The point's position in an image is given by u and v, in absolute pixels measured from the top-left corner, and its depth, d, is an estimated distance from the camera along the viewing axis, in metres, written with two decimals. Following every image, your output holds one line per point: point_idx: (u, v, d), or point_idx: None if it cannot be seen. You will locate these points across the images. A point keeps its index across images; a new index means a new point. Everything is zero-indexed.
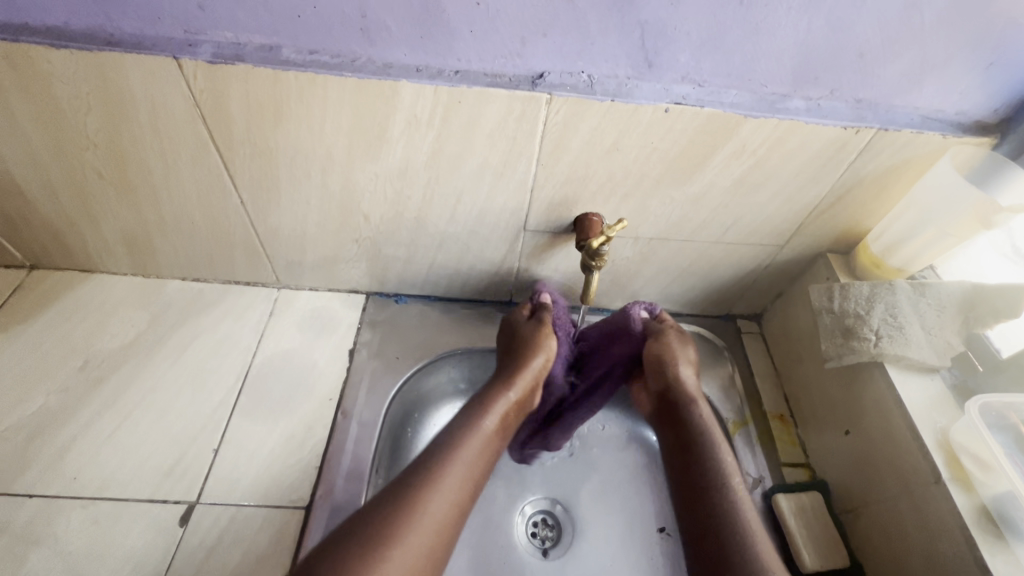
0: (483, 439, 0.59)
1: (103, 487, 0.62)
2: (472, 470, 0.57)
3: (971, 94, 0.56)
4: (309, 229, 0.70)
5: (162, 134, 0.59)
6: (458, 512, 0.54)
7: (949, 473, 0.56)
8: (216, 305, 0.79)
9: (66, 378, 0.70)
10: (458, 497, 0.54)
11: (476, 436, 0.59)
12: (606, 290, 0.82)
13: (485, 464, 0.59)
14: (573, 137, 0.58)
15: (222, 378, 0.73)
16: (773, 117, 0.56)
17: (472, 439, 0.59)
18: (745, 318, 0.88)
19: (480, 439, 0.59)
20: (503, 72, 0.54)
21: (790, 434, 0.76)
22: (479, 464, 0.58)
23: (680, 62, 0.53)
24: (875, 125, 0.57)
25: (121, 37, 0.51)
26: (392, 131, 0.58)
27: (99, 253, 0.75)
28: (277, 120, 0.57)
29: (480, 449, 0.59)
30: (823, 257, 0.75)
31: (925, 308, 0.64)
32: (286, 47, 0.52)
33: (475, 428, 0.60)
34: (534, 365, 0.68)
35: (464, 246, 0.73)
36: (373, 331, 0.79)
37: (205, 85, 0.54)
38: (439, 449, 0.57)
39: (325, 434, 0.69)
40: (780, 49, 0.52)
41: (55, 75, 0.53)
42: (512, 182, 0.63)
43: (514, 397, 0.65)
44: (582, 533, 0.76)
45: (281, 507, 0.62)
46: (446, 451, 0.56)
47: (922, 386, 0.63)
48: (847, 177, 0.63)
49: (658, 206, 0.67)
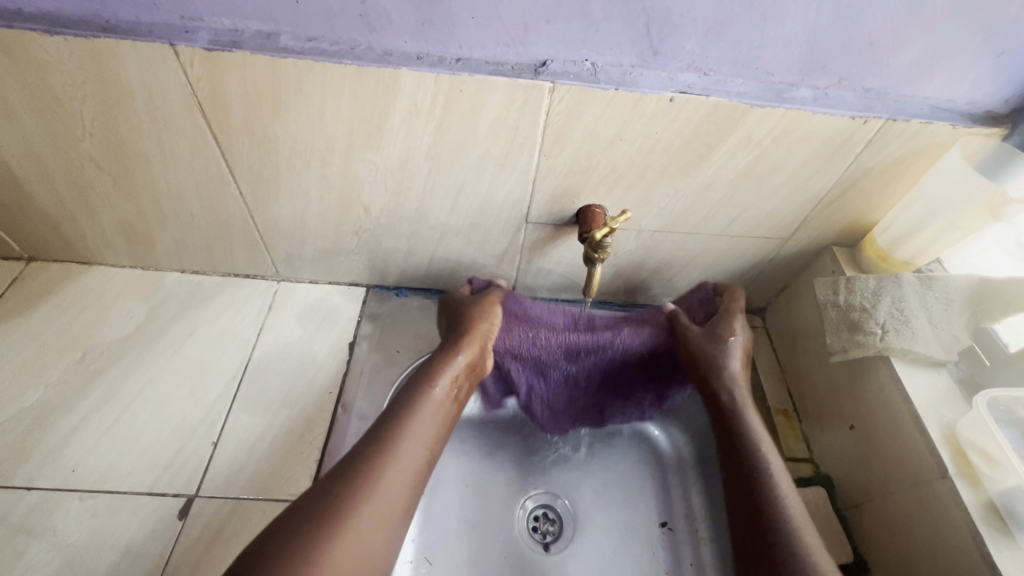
0: (433, 407, 0.56)
1: (101, 480, 0.62)
2: (423, 439, 0.53)
3: (982, 84, 0.55)
4: (309, 221, 0.70)
5: (160, 123, 0.58)
6: (414, 481, 0.51)
7: (956, 469, 0.55)
8: (215, 297, 0.78)
9: (64, 370, 0.70)
10: (413, 466, 0.51)
11: (427, 404, 0.56)
12: (609, 283, 0.81)
13: (441, 430, 0.56)
14: (576, 127, 0.57)
15: (221, 371, 0.72)
16: (780, 107, 0.55)
17: (421, 406, 0.55)
18: (750, 312, 0.87)
19: (432, 406, 0.56)
20: (505, 60, 0.53)
21: (794, 429, 0.76)
22: (434, 430, 0.55)
23: (685, 49, 0.52)
24: (884, 115, 0.56)
25: (116, 24, 0.50)
26: (392, 121, 0.57)
27: (97, 244, 0.75)
28: (276, 109, 0.56)
29: (432, 417, 0.55)
30: (829, 250, 0.74)
31: (932, 301, 0.64)
32: (284, 34, 0.51)
33: (424, 396, 0.56)
34: (480, 331, 0.64)
35: (465, 238, 0.72)
36: (374, 324, 0.78)
37: (203, 73, 0.53)
38: (385, 423, 0.53)
39: (324, 427, 0.68)
40: (788, 37, 0.51)
41: (51, 62, 0.52)
42: (514, 173, 0.62)
43: (465, 360, 0.61)
44: (584, 528, 0.75)
45: (280, 501, 0.62)
46: (391, 424, 0.53)
47: (929, 380, 0.62)
48: (854, 168, 0.62)
49: (662, 198, 0.66)
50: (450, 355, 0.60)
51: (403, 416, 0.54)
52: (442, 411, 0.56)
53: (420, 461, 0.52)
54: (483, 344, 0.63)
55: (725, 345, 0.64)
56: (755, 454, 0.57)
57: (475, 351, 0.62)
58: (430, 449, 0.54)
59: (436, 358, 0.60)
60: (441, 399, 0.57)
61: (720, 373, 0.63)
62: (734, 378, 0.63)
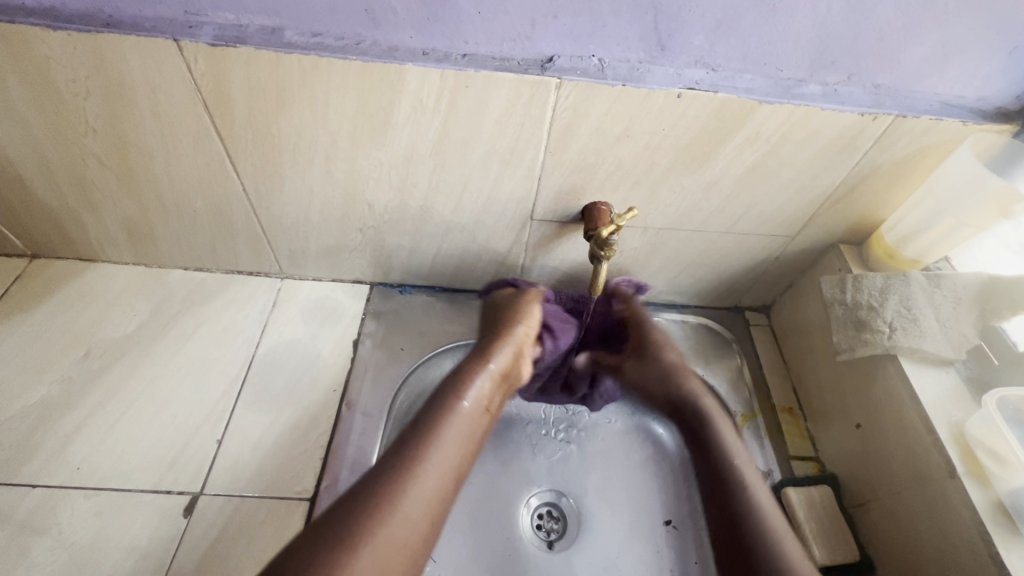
0: (466, 414, 0.58)
1: (106, 477, 0.62)
2: (457, 443, 0.55)
3: (992, 79, 0.54)
4: (313, 217, 0.69)
5: (163, 120, 0.58)
6: (449, 483, 0.53)
7: (964, 468, 0.55)
8: (219, 294, 0.78)
9: (68, 367, 0.70)
10: (448, 469, 0.53)
11: (457, 415, 0.57)
12: (614, 281, 0.81)
13: (475, 436, 0.58)
14: (582, 123, 0.57)
15: (225, 368, 0.72)
16: (789, 103, 0.54)
17: (455, 412, 0.57)
18: (754, 311, 0.87)
19: (466, 412, 0.58)
20: (512, 56, 0.52)
21: (799, 427, 0.75)
22: (468, 435, 0.57)
23: (694, 45, 0.51)
24: (894, 111, 0.56)
25: (119, 19, 0.50)
26: (397, 117, 0.56)
27: (101, 241, 0.74)
28: (280, 105, 0.56)
29: (466, 423, 0.57)
30: (836, 248, 0.73)
31: (940, 300, 0.63)
32: (289, 29, 0.51)
33: (457, 403, 0.58)
34: (514, 340, 0.67)
35: (470, 235, 0.72)
36: (378, 322, 0.78)
37: (206, 69, 0.52)
38: (416, 432, 0.54)
39: (329, 425, 0.68)
40: (798, 32, 0.50)
41: (54, 58, 0.52)
42: (520, 170, 0.62)
43: (495, 369, 0.63)
44: (589, 525, 0.75)
45: (286, 499, 0.62)
46: (421, 434, 0.54)
47: (937, 380, 0.61)
48: (862, 165, 0.62)
49: (668, 195, 0.65)
50: (481, 363, 0.62)
51: (437, 421, 0.56)
52: (475, 416, 0.58)
53: (454, 466, 0.54)
54: (514, 352, 0.66)
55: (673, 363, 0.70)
56: (728, 457, 0.61)
57: (506, 359, 0.65)
58: (466, 453, 0.56)
59: (468, 365, 0.63)
60: (475, 406, 0.59)
61: (683, 392, 0.68)
62: (702, 399, 0.67)
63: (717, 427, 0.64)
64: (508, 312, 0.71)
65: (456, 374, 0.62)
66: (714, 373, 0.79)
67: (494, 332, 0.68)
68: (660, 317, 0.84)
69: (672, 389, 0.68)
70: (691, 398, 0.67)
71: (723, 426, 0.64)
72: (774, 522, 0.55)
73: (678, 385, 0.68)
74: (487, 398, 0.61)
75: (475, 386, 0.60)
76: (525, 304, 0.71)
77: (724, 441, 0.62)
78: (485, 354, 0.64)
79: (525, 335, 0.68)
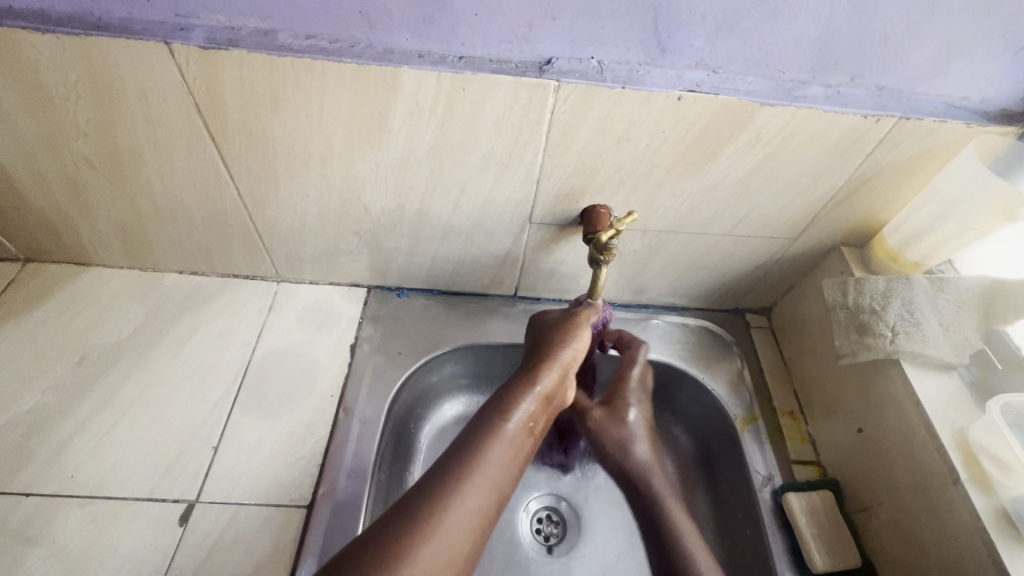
0: (505, 446, 0.52)
1: (100, 485, 0.61)
2: (492, 483, 0.50)
3: (997, 82, 0.54)
4: (309, 221, 0.68)
5: (155, 123, 0.57)
6: (475, 538, 0.48)
7: (968, 474, 0.55)
8: (215, 298, 0.77)
9: (62, 373, 0.69)
10: (478, 518, 0.48)
11: (501, 439, 0.53)
12: (614, 284, 0.80)
13: (519, 461, 0.53)
14: (581, 126, 0.56)
15: (221, 374, 0.71)
16: (791, 106, 0.54)
17: (490, 454, 0.51)
18: (755, 313, 0.86)
19: (501, 448, 0.52)
20: (509, 58, 0.51)
21: (800, 431, 0.75)
22: (502, 481, 0.51)
23: (694, 46, 0.51)
24: (897, 114, 0.55)
25: (109, 22, 0.49)
26: (393, 121, 0.56)
27: (94, 245, 0.73)
28: (274, 108, 0.55)
29: (506, 454, 0.52)
30: (837, 250, 0.73)
31: (943, 303, 0.62)
32: (282, 31, 0.50)
33: (500, 429, 0.53)
34: (565, 359, 0.61)
35: (468, 239, 0.71)
36: (375, 326, 0.77)
37: (198, 71, 0.51)
38: (452, 463, 0.50)
39: (326, 431, 0.67)
40: (800, 33, 0.49)
41: (43, 63, 0.51)
42: (517, 173, 0.61)
43: (544, 389, 0.58)
44: (588, 530, 0.75)
45: (282, 506, 0.61)
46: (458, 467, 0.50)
47: (940, 384, 0.61)
48: (865, 167, 0.61)
49: (668, 197, 0.64)
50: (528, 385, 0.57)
51: (466, 467, 0.50)
52: (513, 450, 0.53)
53: (480, 521, 0.48)
54: (562, 372, 0.60)
55: (627, 427, 0.65)
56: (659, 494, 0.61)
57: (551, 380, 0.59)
58: (495, 502, 0.50)
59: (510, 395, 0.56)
60: (514, 438, 0.53)
61: (631, 461, 0.63)
62: (647, 464, 0.63)
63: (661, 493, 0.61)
64: (554, 331, 0.64)
65: (491, 403, 0.57)
66: (713, 377, 0.78)
67: (538, 352, 0.62)
68: (660, 320, 0.84)
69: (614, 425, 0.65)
70: (637, 468, 0.63)
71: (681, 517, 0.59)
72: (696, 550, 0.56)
73: (620, 447, 0.64)
74: (530, 423, 0.55)
75: (521, 414, 0.55)
76: (577, 326, 0.64)
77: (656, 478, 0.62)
78: (531, 374, 0.59)
79: (575, 356, 0.62)
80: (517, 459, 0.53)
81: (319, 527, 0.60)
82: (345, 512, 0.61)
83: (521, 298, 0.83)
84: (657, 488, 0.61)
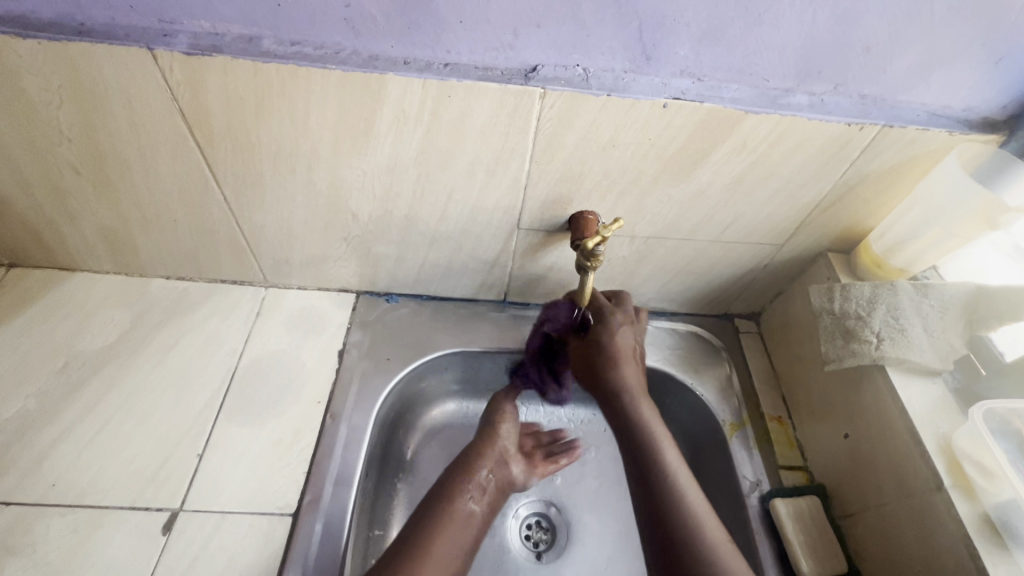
0: (461, 514, 0.59)
1: (82, 494, 0.61)
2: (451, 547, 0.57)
3: (980, 90, 0.54)
4: (296, 227, 0.68)
5: (140, 129, 0.56)
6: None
7: (952, 481, 0.55)
8: (203, 303, 0.77)
9: (45, 380, 0.68)
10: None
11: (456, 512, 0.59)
12: (603, 289, 0.80)
13: (472, 528, 0.60)
14: (567, 133, 0.56)
15: (208, 380, 0.71)
16: (775, 114, 0.54)
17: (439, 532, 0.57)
18: (744, 317, 0.87)
19: (449, 522, 0.58)
20: (494, 65, 0.52)
21: (788, 436, 0.75)
22: (462, 542, 0.58)
23: (679, 55, 0.51)
24: (880, 122, 0.55)
25: (92, 27, 0.49)
26: (379, 127, 0.55)
27: (79, 251, 0.73)
28: (259, 115, 0.54)
29: (460, 523, 0.59)
30: (824, 256, 0.73)
31: (927, 309, 0.63)
32: (266, 38, 0.50)
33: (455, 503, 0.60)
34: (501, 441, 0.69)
35: (456, 245, 0.71)
36: (363, 332, 0.77)
37: (182, 77, 0.51)
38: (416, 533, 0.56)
39: (312, 437, 0.67)
40: (784, 42, 0.50)
41: (25, 68, 0.50)
42: (504, 179, 0.61)
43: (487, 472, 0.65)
44: (576, 536, 0.75)
45: (267, 514, 0.61)
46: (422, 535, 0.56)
47: (925, 390, 0.61)
48: (850, 175, 0.61)
49: (656, 204, 0.65)
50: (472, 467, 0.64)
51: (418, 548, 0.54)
52: (467, 518, 0.60)
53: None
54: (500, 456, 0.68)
55: (619, 371, 0.66)
56: (657, 452, 0.60)
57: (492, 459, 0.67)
58: (459, 561, 0.57)
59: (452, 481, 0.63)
60: (466, 514, 0.60)
61: (611, 382, 0.65)
62: (632, 388, 0.65)
63: (647, 422, 0.63)
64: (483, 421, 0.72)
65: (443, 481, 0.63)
66: (701, 382, 0.78)
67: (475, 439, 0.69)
68: (649, 325, 0.84)
69: (607, 372, 0.66)
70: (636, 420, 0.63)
71: (684, 480, 0.58)
72: (699, 514, 0.55)
73: (608, 370, 0.66)
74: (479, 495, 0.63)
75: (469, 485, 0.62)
76: (500, 408, 0.72)
77: (654, 438, 0.61)
78: (474, 458, 0.66)
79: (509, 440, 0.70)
80: (468, 532, 0.59)
81: (305, 536, 0.60)
82: (332, 521, 0.61)
83: (511, 303, 0.83)
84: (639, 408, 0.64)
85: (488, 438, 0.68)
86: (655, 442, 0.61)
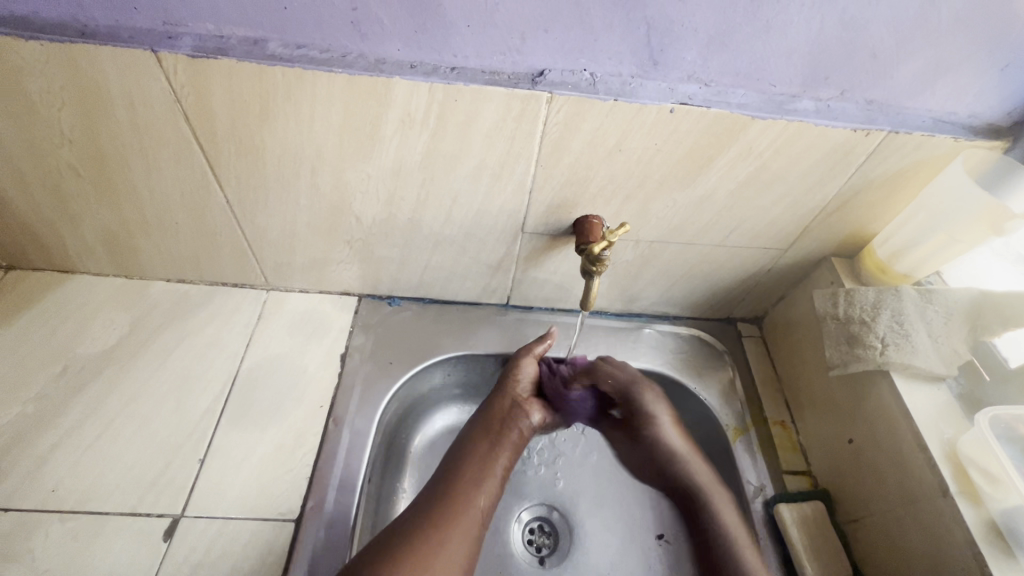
0: (473, 471, 0.62)
1: (82, 500, 0.60)
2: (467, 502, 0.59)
3: (985, 96, 0.54)
4: (299, 230, 0.68)
5: (143, 132, 0.56)
6: (474, 532, 0.58)
7: (957, 487, 0.55)
8: (203, 307, 0.76)
9: (45, 384, 0.68)
10: (468, 524, 0.57)
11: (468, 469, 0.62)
12: (606, 294, 0.80)
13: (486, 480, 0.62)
14: (573, 137, 0.56)
15: (209, 384, 0.70)
16: (782, 119, 0.54)
17: (467, 474, 0.62)
18: (746, 322, 0.87)
19: (472, 464, 0.63)
20: (501, 69, 0.51)
21: (791, 440, 0.75)
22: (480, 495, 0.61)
23: (686, 60, 0.51)
24: (886, 127, 0.55)
25: (95, 28, 0.48)
26: (384, 131, 0.55)
27: (79, 253, 0.72)
28: (264, 118, 0.54)
29: (472, 476, 0.62)
30: (828, 261, 0.73)
31: (932, 315, 0.63)
32: (272, 41, 0.50)
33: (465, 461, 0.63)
34: (513, 397, 0.70)
35: (460, 248, 0.71)
36: (366, 335, 0.76)
37: (186, 79, 0.51)
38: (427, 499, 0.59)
39: (315, 442, 0.67)
40: (791, 47, 0.50)
41: (27, 69, 0.50)
42: (509, 183, 0.61)
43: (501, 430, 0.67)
44: (579, 541, 0.75)
45: (270, 520, 0.60)
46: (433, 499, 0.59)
47: (929, 396, 0.61)
48: (855, 181, 0.61)
49: (660, 209, 0.65)
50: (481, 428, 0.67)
51: (448, 491, 0.60)
52: (478, 473, 0.62)
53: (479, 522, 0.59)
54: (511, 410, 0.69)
55: (659, 435, 0.68)
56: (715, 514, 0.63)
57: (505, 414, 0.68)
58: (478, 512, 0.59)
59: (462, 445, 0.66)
60: (480, 469, 0.63)
61: (690, 477, 0.66)
62: (692, 464, 0.67)
63: (701, 484, 0.65)
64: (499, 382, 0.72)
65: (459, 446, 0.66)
66: (705, 386, 0.78)
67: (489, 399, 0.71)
68: (652, 329, 0.84)
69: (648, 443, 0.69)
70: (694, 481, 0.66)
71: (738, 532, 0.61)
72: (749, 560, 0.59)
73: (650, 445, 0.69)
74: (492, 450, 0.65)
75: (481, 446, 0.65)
76: (519, 362, 0.72)
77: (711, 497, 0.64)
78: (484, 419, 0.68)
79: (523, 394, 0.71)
80: (492, 474, 0.63)
81: (307, 542, 0.59)
82: (335, 526, 0.61)
83: (514, 307, 0.82)
84: (713, 500, 0.64)
85: (498, 396, 0.70)
86: (712, 499, 0.64)
